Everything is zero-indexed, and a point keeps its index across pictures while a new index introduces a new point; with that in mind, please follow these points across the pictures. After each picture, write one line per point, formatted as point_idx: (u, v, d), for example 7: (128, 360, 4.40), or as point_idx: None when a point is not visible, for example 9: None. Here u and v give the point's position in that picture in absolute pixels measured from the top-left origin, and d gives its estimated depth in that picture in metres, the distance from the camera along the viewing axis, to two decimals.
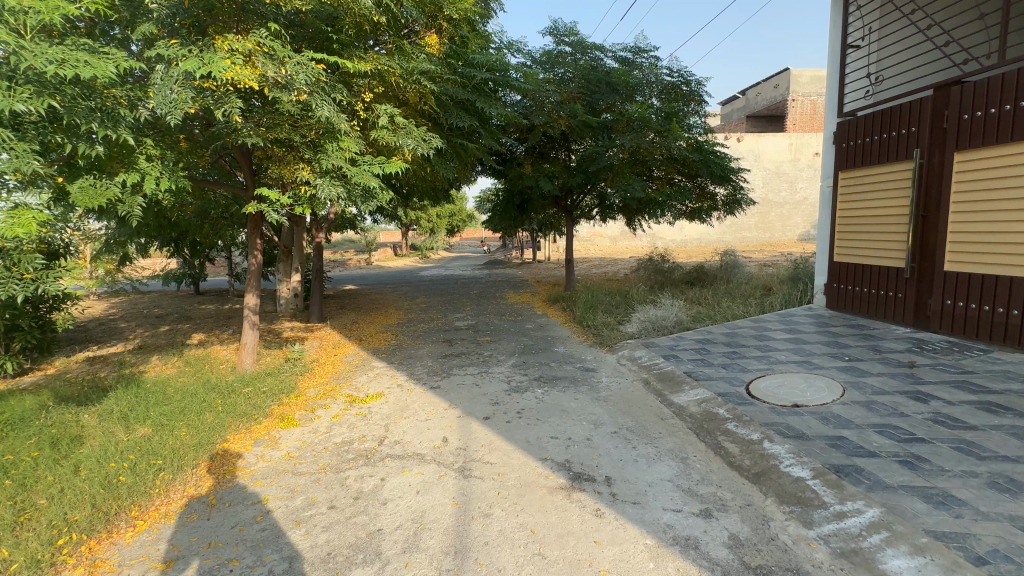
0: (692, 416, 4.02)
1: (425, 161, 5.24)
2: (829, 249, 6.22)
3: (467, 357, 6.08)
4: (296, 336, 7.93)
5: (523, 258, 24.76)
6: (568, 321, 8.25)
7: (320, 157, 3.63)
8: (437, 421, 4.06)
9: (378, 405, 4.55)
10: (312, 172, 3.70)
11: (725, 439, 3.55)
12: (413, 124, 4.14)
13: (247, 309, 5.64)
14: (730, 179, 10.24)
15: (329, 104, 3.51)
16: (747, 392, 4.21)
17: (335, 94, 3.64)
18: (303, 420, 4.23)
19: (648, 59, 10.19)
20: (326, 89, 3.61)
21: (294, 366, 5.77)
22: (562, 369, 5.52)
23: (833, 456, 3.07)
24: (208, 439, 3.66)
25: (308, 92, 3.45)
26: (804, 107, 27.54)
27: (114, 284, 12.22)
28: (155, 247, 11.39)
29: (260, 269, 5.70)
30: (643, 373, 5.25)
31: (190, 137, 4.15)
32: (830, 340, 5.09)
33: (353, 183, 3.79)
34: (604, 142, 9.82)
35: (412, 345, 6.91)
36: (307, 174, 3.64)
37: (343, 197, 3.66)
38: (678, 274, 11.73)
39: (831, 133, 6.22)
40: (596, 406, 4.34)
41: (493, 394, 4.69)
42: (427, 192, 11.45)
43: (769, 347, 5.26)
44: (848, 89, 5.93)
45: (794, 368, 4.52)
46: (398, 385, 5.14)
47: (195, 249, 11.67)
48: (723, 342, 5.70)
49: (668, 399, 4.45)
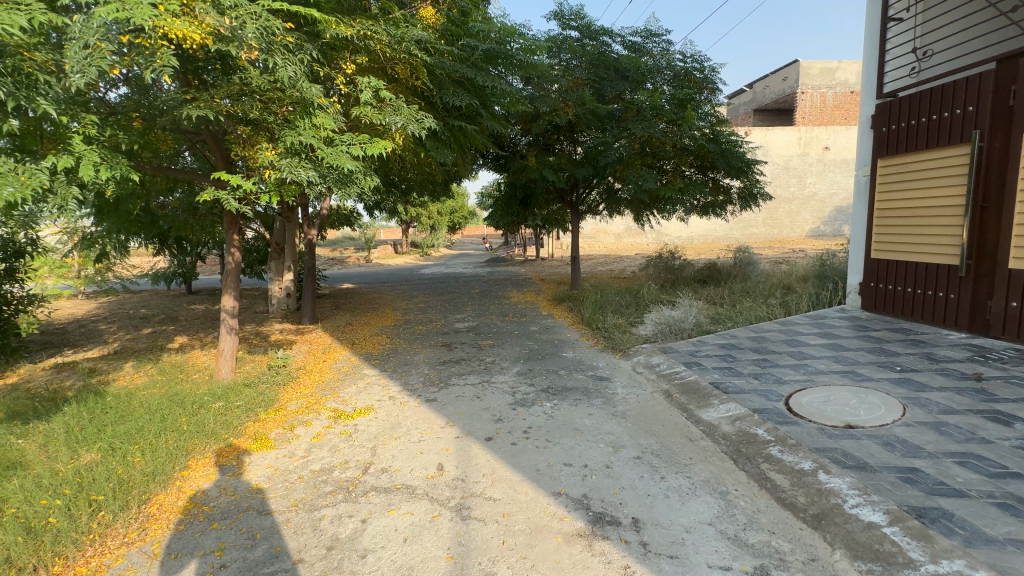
0: (726, 438, 3.48)
1: (418, 146, 4.72)
2: (865, 245, 5.66)
3: (467, 364, 5.54)
4: (285, 339, 7.40)
5: (526, 255, 24.19)
6: (577, 322, 7.70)
7: (286, 132, 3.13)
8: (431, 444, 3.52)
9: (366, 422, 4.01)
10: (278, 153, 3.19)
11: (770, 468, 3.00)
12: (403, 101, 3.60)
13: (224, 312, 5.12)
14: (747, 171, 9.63)
15: (293, 67, 3.05)
16: (788, 409, 3.67)
17: (300, 55, 3.20)
18: (279, 441, 3.70)
19: (659, 44, 9.49)
20: (288, 46, 3.16)
21: (277, 374, 5.26)
22: (572, 378, 4.98)
23: (910, 494, 2.52)
24: (164, 467, 3.14)
25: (261, 48, 2.95)
26: (814, 100, 26.85)
27: (100, 284, 11.74)
28: (140, 244, 10.88)
29: (239, 267, 5.11)
30: (663, 383, 4.71)
31: (142, 118, 3.63)
32: (874, 347, 4.54)
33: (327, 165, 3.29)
34: (612, 132, 9.24)
35: (408, 350, 6.38)
36: (271, 154, 3.14)
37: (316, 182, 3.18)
38: (690, 271, 11.15)
39: (868, 116, 5.66)
40: (614, 425, 3.80)
41: (496, 409, 4.16)
42: (425, 185, 10.90)
43: (804, 354, 4.70)
44: (889, 67, 5.37)
45: (839, 380, 3.98)
46: (390, 397, 4.61)
47: (182, 246, 11.14)
48: (750, 347, 5.15)
49: (695, 416, 3.92)
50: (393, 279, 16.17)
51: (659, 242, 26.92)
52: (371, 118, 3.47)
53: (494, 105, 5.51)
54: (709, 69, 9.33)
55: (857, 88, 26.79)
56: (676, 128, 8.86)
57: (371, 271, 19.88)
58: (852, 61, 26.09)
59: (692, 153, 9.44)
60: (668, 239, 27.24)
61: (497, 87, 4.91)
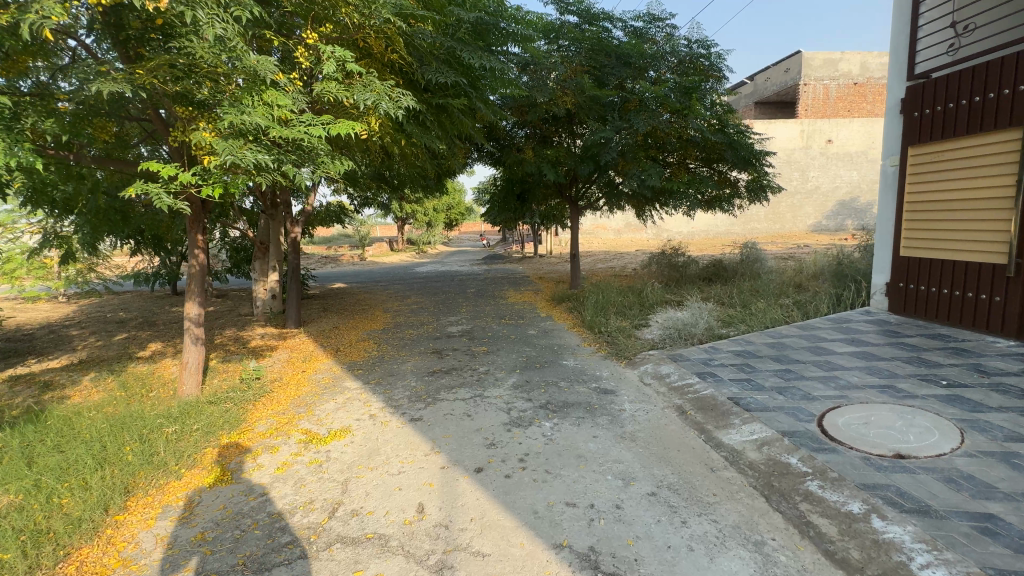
0: (754, 468, 3.00)
1: (396, 128, 4.27)
2: (893, 241, 5.20)
3: (458, 375, 5.05)
4: (265, 346, 6.91)
5: (523, 252, 23.70)
6: (578, 326, 7.21)
7: (223, 108, 2.68)
8: (412, 477, 3.04)
9: (341, 447, 3.53)
10: (215, 134, 2.77)
11: (812, 510, 2.53)
12: (375, 77, 3.18)
13: (189, 320, 4.63)
14: (755, 163, 9.09)
15: (224, 23, 2.65)
16: (822, 432, 3.19)
17: (235, 11, 2.73)
18: (238, 472, 3.22)
19: (663, 29, 8.89)
20: (223, 3, 2.75)
21: (250, 388, 4.79)
22: (574, 391, 4.50)
23: (994, 551, 2.05)
24: (93, 512, 2.66)
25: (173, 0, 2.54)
26: (816, 92, 26.31)
27: (80, 286, 11.22)
28: (118, 244, 10.35)
29: (205, 269, 4.62)
30: (675, 398, 4.22)
31: (73, 100, 3.21)
32: (912, 356, 4.07)
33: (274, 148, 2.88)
34: (612, 123, 8.69)
35: (396, 358, 5.89)
36: (209, 135, 2.72)
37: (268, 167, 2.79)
38: (694, 269, 10.66)
39: (895, 100, 5.19)
40: (623, 451, 3.31)
41: (489, 430, 3.68)
42: (417, 179, 10.38)
43: (832, 363, 4.23)
44: (922, 45, 4.86)
45: (877, 397, 3.51)
46: (371, 415, 4.11)
47: (163, 246, 10.60)
48: (770, 354, 4.67)
49: (715, 439, 3.44)
50: (387, 278, 15.67)
51: (659, 238, 26.46)
52: (336, 94, 3.06)
53: (483, 84, 4.99)
54: (717, 56, 8.68)
55: (859, 79, 26.31)
56: (682, 118, 8.29)
57: (365, 269, 19.38)
58: (855, 52, 25.59)
59: (698, 145, 8.87)
60: (668, 235, 26.75)
61: (486, 63, 4.39)
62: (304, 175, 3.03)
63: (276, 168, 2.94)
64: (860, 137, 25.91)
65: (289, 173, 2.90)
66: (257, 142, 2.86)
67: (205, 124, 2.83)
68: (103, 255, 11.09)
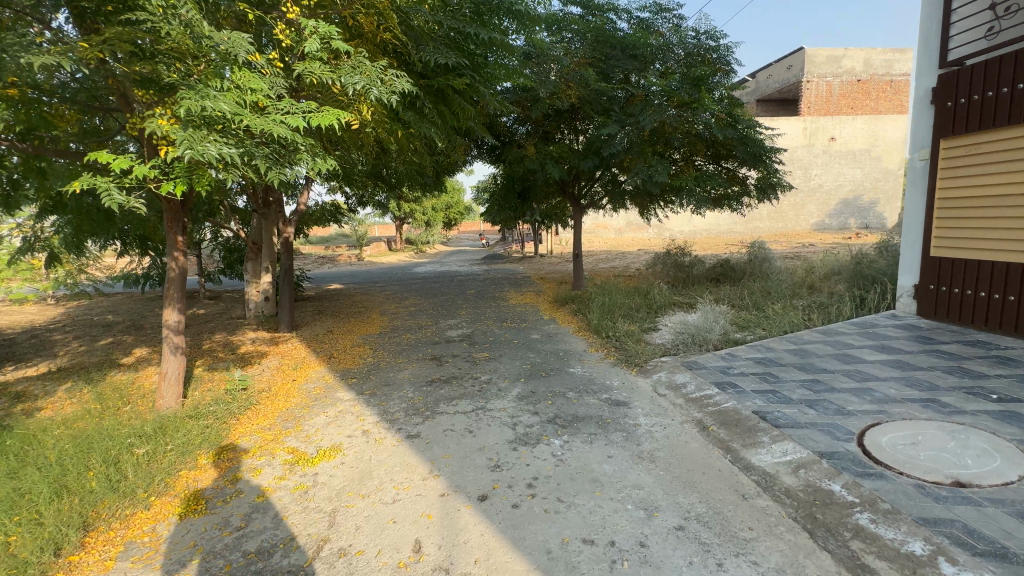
0: (791, 496, 2.68)
1: (391, 115, 3.98)
2: (921, 240, 4.88)
3: (459, 385, 4.72)
4: (256, 352, 6.58)
5: (523, 252, 23.38)
6: (583, 330, 6.88)
7: (181, 92, 2.36)
8: (407, 507, 2.71)
9: (330, 469, 3.20)
10: (172, 122, 2.45)
11: (865, 550, 2.21)
12: (363, 59, 2.91)
13: (167, 329, 4.28)
14: (766, 160, 8.70)
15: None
16: (864, 452, 2.88)
17: None
18: (214, 501, 2.89)
19: (670, 20, 8.56)
20: None
21: (235, 400, 4.46)
22: (585, 403, 4.18)
23: None
24: (42, 553, 2.34)
25: None
26: (820, 90, 25.92)
27: (68, 288, 10.87)
28: (106, 245, 9.99)
29: (185, 274, 4.29)
30: (694, 411, 3.90)
31: (29, 88, 2.97)
32: (952, 365, 3.75)
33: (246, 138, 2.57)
34: (617, 118, 8.35)
35: (392, 365, 5.56)
36: (168, 123, 2.41)
37: (237, 161, 2.49)
38: (701, 269, 10.34)
39: (925, 89, 4.86)
40: (643, 475, 2.99)
41: (492, 450, 3.36)
42: (414, 176, 10.03)
43: (864, 372, 3.91)
44: (955, 29, 4.55)
45: (921, 412, 3.19)
46: (363, 431, 3.79)
47: (152, 246, 10.25)
48: (793, 362, 4.35)
49: (744, 460, 3.11)
50: (385, 279, 15.32)
51: (661, 237, 26.17)
52: (320, 76, 2.77)
53: (485, 68, 4.66)
54: (727, 47, 8.30)
55: (862, 76, 26.02)
56: (691, 112, 7.91)
57: (362, 270, 19.03)
58: (858, 49, 25.35)
59: (707, 140, 8.53)
60: (670, 234, 26.44)
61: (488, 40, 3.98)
62: (280, 170, 2.73)
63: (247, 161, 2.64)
64: (862, 135, 25.69)
65: (263, 168, 2.60)
66: (225, 132, 2.55)
67: (166, 111, 2.51)
68: (91, 256, 10.74)
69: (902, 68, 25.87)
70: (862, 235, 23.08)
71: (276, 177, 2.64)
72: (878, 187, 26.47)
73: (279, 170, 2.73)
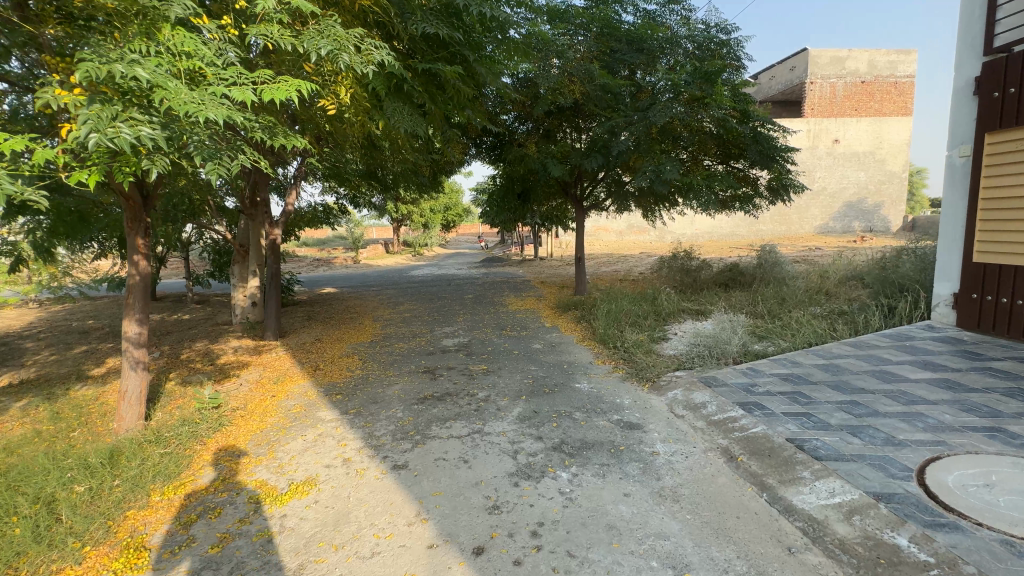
0: (846, 551, 2.24)
1: (373, 96, 3.64)
2: (961, 244, 4.46)
3: (453, 403, 4.27)
4: (236, 363, 6.13)
5: (522, 255, 22.97)
6: (588, 339, 6.44)
7: (82, 54, 2.06)
8: (388, 563, 2.26)
9: (300, 510, 2.74)
10: (80, 96, 2.09)
11: None
12: (331, 23, 2.59)
13: (127, 342, 3.84)
14: (779, 159, 8.22)
15: None
16: (928, 495, 2.44)
17: None
18: (160, 551, 2.44)
19: (679, 13, 8.16)
20: None
21: (203, 421, 3.99)
22: (594, 427, 3.72)
23: None
24: None
25: None
26: (823, 91, 25.51)
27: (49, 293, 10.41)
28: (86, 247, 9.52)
29: (147, 281, 3.85)
30: (718, 437, 3.45)
31: None
32: (1010, 388, 3.31)
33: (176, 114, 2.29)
34: (622, 115, 7.91)
35: (382, 379, 5.11)
36: (69, 95, 2.07)
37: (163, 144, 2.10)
38: (708, 274, 9.93)
39: (966, 79, 4.45)
40: (666, 520, 2.54)
41: (490, 485, 2.91)
42: (410, 176, 9.59)
43: (909, 393, 3.47)
44: (1002, 12, 4.14)
45: (987, 445, 2.75)
46: (343, 460, 3.34)
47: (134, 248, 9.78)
48: (826, 380, 3.91)
49: (783, 501, 2.67)
50: (381, 282, 14.90)
51: (662, 241, 25.83)
52: (276, 40, 2.51)
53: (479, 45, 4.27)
54: (737, 41, 7.92)
55: (866, 78, 25.64)
56: (703, 108, 7.39)
57: (357, 273, 18.57)
58: (862, 50, 25.03)
59: (717, 138, 8.01)
60: (672, 237, 26.09)
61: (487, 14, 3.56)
62: (222, 161, 2.36)
63: (177, 143, 2.34)
64: (866, 138, 25.53)
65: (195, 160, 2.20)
66: (150, 112, 2.25)
67: (72, 81, 2.22)
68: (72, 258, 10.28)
69: (906, 69, 25.54)
70: (866, 238, 22.80)
71: (218, 171, 2.29)
72: (882, 189, 26.21)
73: (220, 161, 2.36)
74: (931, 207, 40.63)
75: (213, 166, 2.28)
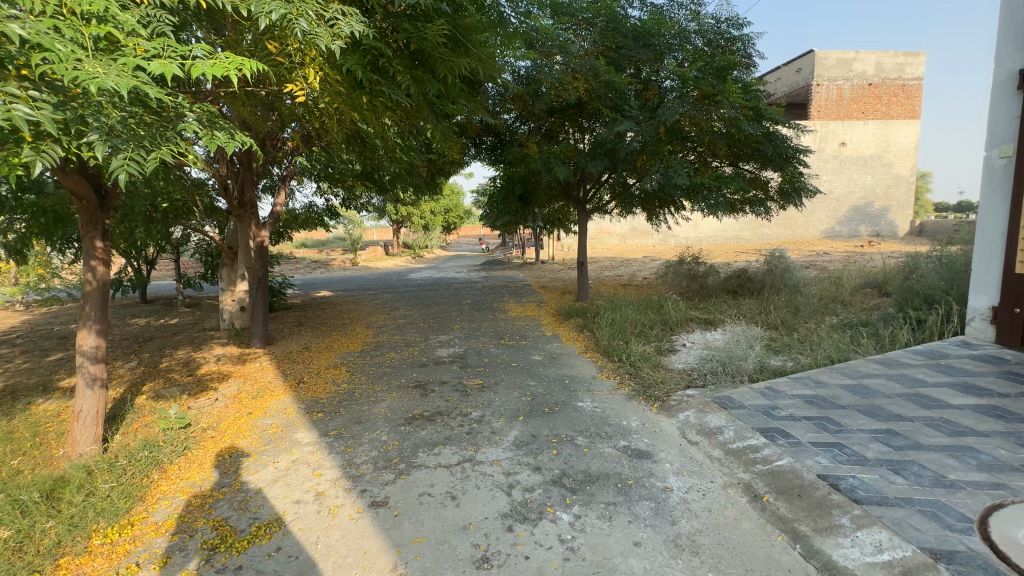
0: None
1: (347, 80, 3.40)
2: (1001, 253, 4.12)
3: (444, 426, 3.90)
4: (216, 374, 5.77)
5: (524, 258, 22.60)
6: (591, 351, 6.05)
7: None
8: None
9: (259, 559, 2.38)
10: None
11: None
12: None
13: (81, 356, 3.48)
14: (792, 162, 7.82)
15: None
16: (996, 554, 2.05)
17: None
18: None
19: (688, 7, 7.79)
20: None
21: (167, 445, 3.63)
22: (599, 455, 3.35)
23: None
24: None
25: None
26: (830, 93, 24.99)
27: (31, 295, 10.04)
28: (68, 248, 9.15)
29: (102, 288, 3.49)
30: (738, 470, 3.07)
31: None
32: None
33: (76, 93, 2.12)
34: (629, 114, 7.51)
35: (368, 395, 4.73)
36: None
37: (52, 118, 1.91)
38: (715, 280, 9.55)
39: (1007, 73, 4.13)
40: None
41: (480, 531, 2.53)
42: (406, 176, 9.23)
43: (953, 422, 3.08)
44: None
45: None
46: (316, 494, 2.97)
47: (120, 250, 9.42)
48: (856, 404, 3.52)
49: (821, 555, 2.28)
50: (378, 286, 14.53)
51: (666, 244, 25.56)
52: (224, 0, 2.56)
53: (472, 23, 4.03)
54: (749, 37, 7.55)
55: (874, 80, 25.18)
56: (714, 105, 6.98)
57: (355, 275, 18.24)
58: (870, 52, 24.61)
59: (728, 139, 7.57)
60: (675, 241, 25.70)
61: None
62: (132, 154, 2.10)
63: (77, 128, 2.11)
64: (873, 140, 25.35)
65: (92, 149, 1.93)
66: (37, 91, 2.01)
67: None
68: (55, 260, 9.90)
69: (914, 72, 25.07)
70: (873, 242, 22.48)
71: (125, 169, 2.00)
72: (889, 193, 25.88)
73: (131, 152, 2.11)
74: (936, 211, 40.31)
75: (118, 163, 2.00)
